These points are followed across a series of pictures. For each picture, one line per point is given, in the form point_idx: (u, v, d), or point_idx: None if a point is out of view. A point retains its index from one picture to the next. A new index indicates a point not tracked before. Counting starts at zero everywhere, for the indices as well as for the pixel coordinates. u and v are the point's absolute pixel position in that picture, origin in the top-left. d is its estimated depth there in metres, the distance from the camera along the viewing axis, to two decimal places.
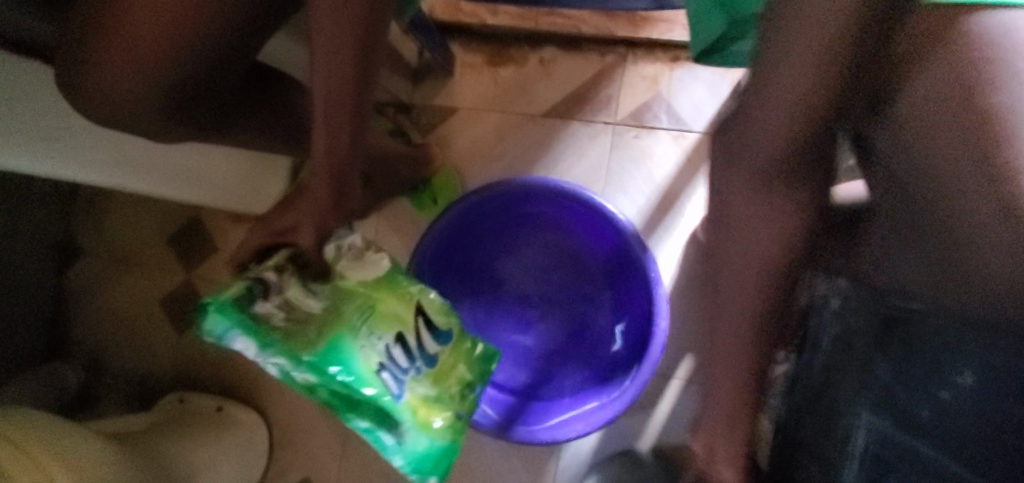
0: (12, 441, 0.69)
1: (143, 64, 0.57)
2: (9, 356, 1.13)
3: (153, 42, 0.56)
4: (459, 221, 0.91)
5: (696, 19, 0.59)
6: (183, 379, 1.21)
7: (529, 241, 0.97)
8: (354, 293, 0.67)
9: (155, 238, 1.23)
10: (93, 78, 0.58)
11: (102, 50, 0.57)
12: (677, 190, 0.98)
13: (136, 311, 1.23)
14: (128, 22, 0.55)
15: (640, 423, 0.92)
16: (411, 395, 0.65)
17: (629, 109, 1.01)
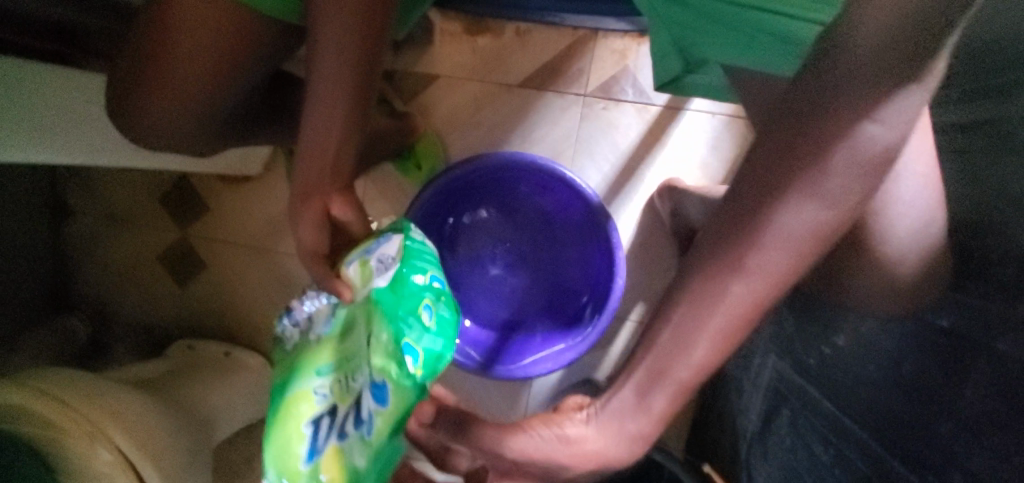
0: (55, 397, 0.72)
1: (179, 98, 0.68)
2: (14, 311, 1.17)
3: (187, 80, 0.67)
4: (442, 190, 1.02)
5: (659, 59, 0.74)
6: (186, 327, 1.29)
7: (506, 206, 1.08)
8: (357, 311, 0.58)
9: (145, 198, 1.27)
10: (138, 109, 0.69)
11: (143, 90, 0.68)
12: (638, 159, 1.09)
13: (134, 266, 1.29)
14: (163, 66, 0.66)
15: (599, 358, 1.09)
16: (326, 457, 0.52)
17: (599, 82, 1.09)
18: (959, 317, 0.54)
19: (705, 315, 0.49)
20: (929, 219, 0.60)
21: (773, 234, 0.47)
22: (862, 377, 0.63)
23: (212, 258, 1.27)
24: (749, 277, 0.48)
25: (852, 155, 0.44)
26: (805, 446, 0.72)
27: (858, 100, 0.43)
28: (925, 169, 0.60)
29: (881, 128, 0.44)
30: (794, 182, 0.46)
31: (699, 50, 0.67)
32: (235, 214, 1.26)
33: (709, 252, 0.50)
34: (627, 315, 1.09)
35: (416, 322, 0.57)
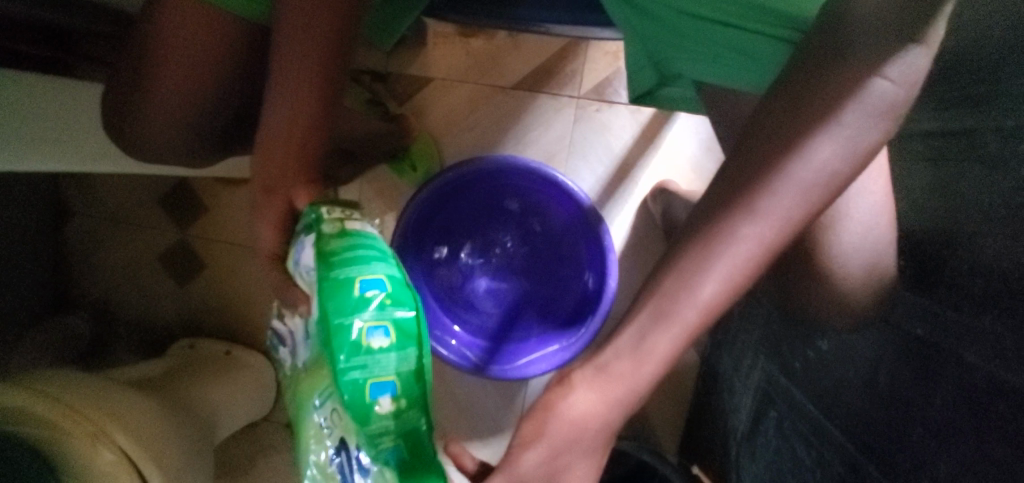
0: (58, 398, 0.74)
1: (172, 109, 0.69)
2: (17, 311, 1.19)
3: (179, 91, 0.68)
4: (437, 194, 1.03)
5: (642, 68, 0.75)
6: (188, 327, 1.31)
7: (502, 206, 1.09)
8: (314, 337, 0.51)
9: (145, 199, 1.28)
10: (139, 125, 0.71)
11: (142, 103, 0.69)
12: (632, 160, 1.09)
13: (134, 267, 1.31)
14: (160, 79, 0.67)
15: None
16: None
17: (592, 84, 1.09)
18: (930, 326, 0.56)
19: (712, 276, 0.50)
20: (874, 244, 0.65)
21: (792, 179, 0.49)
22: (841, 382, 0.66)
23: (212, 259, 1.29)
24: (767, 222, 0.49)
25: (863, 106, 0.48)
26: (790, 446, 0.74)
27: (869, 62, 0.48)
28: (877, 196, 0.65)
29: (889, 84, 0.48)
30: (806, 132, 0.49)
31: (673, 61, 0.68)
32: (234, 215, 1.27)
33: (713, 213, 0.52)
34: (620, 315, 1.10)
35: (367, 353, 0.42)
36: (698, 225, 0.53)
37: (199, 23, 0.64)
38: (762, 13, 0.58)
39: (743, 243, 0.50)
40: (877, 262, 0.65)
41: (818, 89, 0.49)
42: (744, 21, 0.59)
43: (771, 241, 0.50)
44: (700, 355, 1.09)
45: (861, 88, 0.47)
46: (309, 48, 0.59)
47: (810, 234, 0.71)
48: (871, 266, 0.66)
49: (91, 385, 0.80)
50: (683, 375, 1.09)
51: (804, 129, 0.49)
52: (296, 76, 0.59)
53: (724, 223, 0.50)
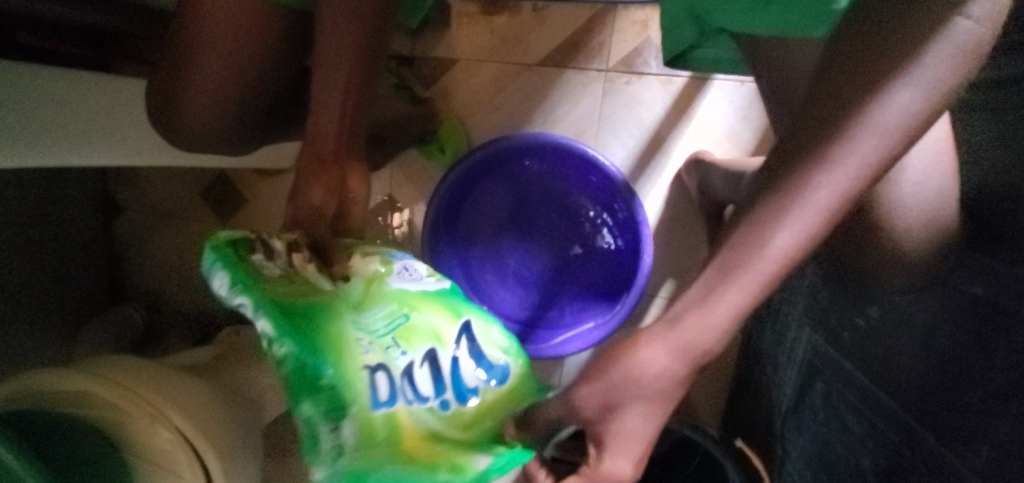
0: (112, 380, 0.77)
1: (205, 99, 0.71)
2: (75, 303, 1.26)
3: (211, 80, 0.70)
4: (465, 175, 1.03)
5: (675, 30, 0.72)
6: (235, 315, 1.36)
7: (533, 183, 1.08)
8: (388, 298, 0.57)
9: (187, 193, 1.33)
10: (178, 117, 0.73)
11: (177, 95, 0.71)
12: (664, 132, 1.06)
13: (180, 258, 1.36)
14: (193, 71, 0.69)
15: (628, 335, 1.10)
16: (402, 419, 0.52)
17: (620, 56, 1.06)
18: (989, 284, 0.53)
19: (785, 226, 0.48)
20: (937, 194, 0.62)
21: (873, 124, 0.46)
22: (894, 349, 0.64)
23: None
24: (847, 171, 0.47)
25: (944, 46, 0.45)
26: (836, 417, 0.72)
27: (943, 0, 0.45)
28: (937, 146, 0.63)
29: (971, 21, 0.45)
30: (889, 75, 0.46)
31: (714, 15, 0.65)
32: (270, 206, 1.30)
33: (790, 169, 0.49)
34: (656, 291, 1.09)
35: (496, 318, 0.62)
36: (773, 182, 0.50)
37: (230, 11, 0.66)
38: None
39: (828, 192, 0.47)
40: (938, 210, 0.62)
41: (889, 31, 0.47)
42: None
43: (852, 190, 0.47)
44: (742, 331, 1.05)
45: (944, 24, 0.45)
46: (336, 29, 0.60)
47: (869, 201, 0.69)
48: (931, 216, 0.63)
49: (144, 368, 0.83)
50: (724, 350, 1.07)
51: (887, 70, 0.46)
52: (328, 59, 0.60)
53: (803, 174, 0.48)
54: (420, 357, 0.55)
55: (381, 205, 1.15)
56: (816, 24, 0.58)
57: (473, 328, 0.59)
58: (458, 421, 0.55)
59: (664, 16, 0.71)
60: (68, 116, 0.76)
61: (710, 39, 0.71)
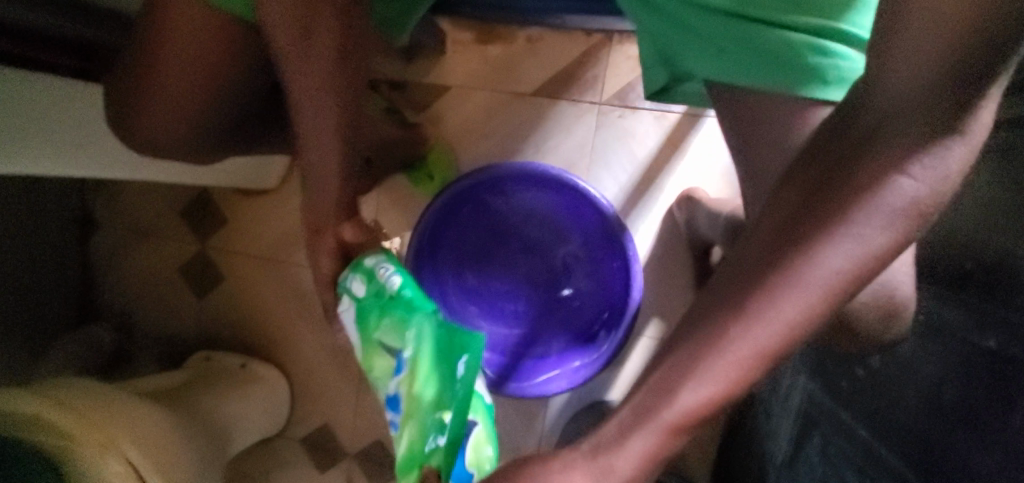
0: (65, 403, 0.71)
1: (171, 106, 0.68)
2: (44, 321, 1.20)
3: (179, 87, 0.67)
4: (444, 212, 1.00)
5: (648, 67, 0.67)
6: (206, 339, 1.29)
7: (510, 234, 1.05)
8: None
9: (166, 211, 1.29)
10: (146, 121, 0.70)
11: (143, 102, 0.68)
12: (657, 167, 1.04)
13: (155, 277, 1.30)
14: (160, 78, 0.66)
15: (614, 376, 1.05)
16: None
17: (614, 89, 1.05)
18: (1006, 337, 0.50)
19: (703, 379, 0.44)
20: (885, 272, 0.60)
21: (803, 279, 0.43)
22: (899, 402, 0.60)
23: (230, 272, 1.27)
24: (765, 329, 0.43)
25: (885, 205, 0.42)
26: (838, 474, 0.67)
27: (895, 151, 0.42)
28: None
29: (915, 183, 0.42)
30: (825, 225, 0.43)
31: (685, 58, 0.61)
32: (252, 226, 1.26)
33: (749, 260, 0.46)
34: (642, 331, 1.05)
35: None
36: (731, 278, 0.47)
37: (203, 16, 0.63)
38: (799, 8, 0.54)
39: (746, 343, 0.44)
40: (886, 288, 0.60)
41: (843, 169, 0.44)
42: (784, 16, 0.55)
43: (769, 345, 0.43)
44: None
45: (882, 187, 0.42)
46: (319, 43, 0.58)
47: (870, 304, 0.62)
48: (880, 294, 0.60)
49: (100, 393, 0.77)
50: None
51: (823, 221, 0.43)
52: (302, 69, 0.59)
53: (731, 314, 0.44)
54: None
55: None
56: (809, 83, 0.56)
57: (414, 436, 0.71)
58: None
59: (641, 51, 0.66)
60: (39, 120, 0.72)
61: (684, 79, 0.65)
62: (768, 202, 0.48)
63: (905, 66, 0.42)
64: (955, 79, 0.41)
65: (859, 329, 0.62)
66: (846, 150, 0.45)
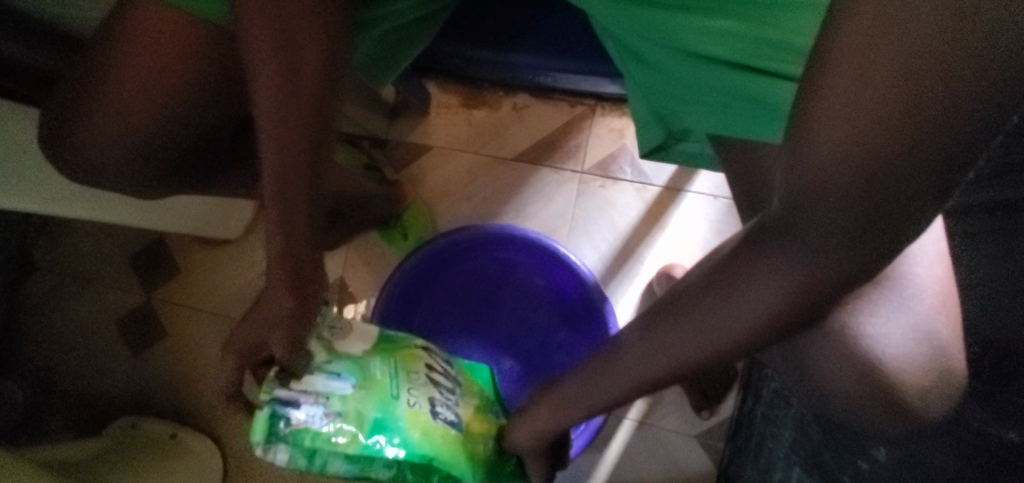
0: None
1: (124, 134, 0.63)
2: None
3: (136, 113, 0.62)
4: (417, 274, 0.95)
5: (641, 125, 0.66)
6: (135, 403, 1.14)
7: (489, 297, 1.00)
8: (369, 357, 0.64)
9: (111, 257, 1.17)
10: (93, 136, 0.63)
11: (92, 127, 0.63)
12: (637, 240, 1.02)
13: (88, 329, 1.17)
14: (114, 103, 0.62)
15: (593, 461, 0.95)
16: (461, 407, 0.67)
17: (596, 160, 1.05)
18: None
19: (608, 389, 0.59)
20: (917, 307, 0.56)
21: (715, 337, 0.51)
22: None
23: (177, 329, 1.14)
24: (668, 363, 0.54)
25: (778, 295, 0.47)
26: None
27: (811, 243, 0.43)
28: (933, 258, 0.57)
29: (802, 283, 0.45)
30: (730, 299, 0.49)
31: (680, 116, 0.61)
32: (205, 279, 1.14)
33: (683, 312, 0.53)
34: (625, 412, 0.96)
35: (426, 433, 0.61)
36: (668, 314, 0.54)
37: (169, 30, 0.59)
38: (775, 48, 0.52)
39: (637, 364, 0.56)
40: (927, 324, 0.56)
41: (757, 248, 0.47)
42: (778, 65, 0.52)
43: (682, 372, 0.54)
44: (717, 464, 0.94)
45: (775, 279, 0.46)
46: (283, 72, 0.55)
47: (916, 343, 0.56)
48: (920, 336, 0.56)
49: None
50: None
51: (733, 289, 0.49)
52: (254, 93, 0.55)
53: (660, 359, 0.54)
54: (427, 375, 0.67)
55: (333, 286, 1.06)
56: (767, 123, 0.55)
57: (417, 425, 0.60)
58: (474, 415, 0.69)
59: (633, 108, 0.66)
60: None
61: (676, 141, 0.65)
62: (720, 252, 0.54)
63: (838, 140, 0.40)
64: (944, 125, 0.37)
65: (906, 397, 0.56)
66: (761, 241, 0.47)
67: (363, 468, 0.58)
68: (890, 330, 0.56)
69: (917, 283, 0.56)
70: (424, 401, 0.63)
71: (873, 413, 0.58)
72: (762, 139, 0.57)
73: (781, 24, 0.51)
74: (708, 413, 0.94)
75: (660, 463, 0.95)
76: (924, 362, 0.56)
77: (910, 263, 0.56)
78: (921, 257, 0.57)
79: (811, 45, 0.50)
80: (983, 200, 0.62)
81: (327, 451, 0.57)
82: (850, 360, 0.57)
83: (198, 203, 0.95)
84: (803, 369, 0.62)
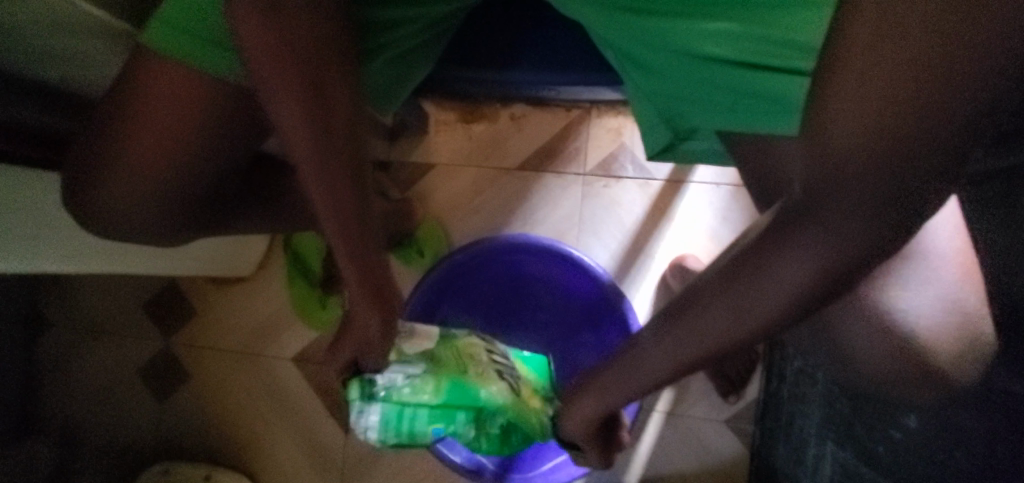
0: None
1: (145, 190, 0.64)
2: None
3: (156, 169, 0.63)
4: (436, 290, 0.96)
5: (647, 129, 0.67)
6: (167, 448, 1.14)
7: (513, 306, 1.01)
8: (438, 347, 0.69)
9: (126, 306, 1.18)
10: (116, 194, 0.65)
11: (114, 187, 0.64)
12: (646, 234, 1.04)
13: (111, 379, 1.17)
14: (134, 161, 0.63)
15: (626, 456, 0.97)
16: (520, 385, 0.71)
17: (597, 161, 1.07)
18: None
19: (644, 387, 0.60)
20: (941, 278, 0.57)
21: (744, 327, 0.53)
22: None
23: (200, 370, 1.15)
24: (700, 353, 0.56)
25: (802, 279, 0.49)
26: None
27: (825, 225, 0.46)
28: (951, 230, 0.58)
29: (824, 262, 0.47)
30: (753, 291, 0.51)
31: (689, 116, 0.63)
32: (222, 319, 1.15)
33: (707, 307, 0.54)
34: (653, 404, 0.97)
35: (491, 404, 0.67)
36: (692, 308, 0.56)
37: (180, 83, 0.59)
38: (780, 45, 0.54)
39: (669, 359, 0.57)
40: (952, 294, 0.58)
41: (777, 235, 0.49)
42: (788, 62, 0.54)
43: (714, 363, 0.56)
44: (748, 446, 0.96)
45: (800, 266, 0.48)
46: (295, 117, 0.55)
47: (946, 315, 0.58)
48: (947, 305, 0.58)
49: None
50: (732, 468, 0.96)
51: (753, 280, 0.51)
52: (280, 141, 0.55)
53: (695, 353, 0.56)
54: (490, 358, 0.70)
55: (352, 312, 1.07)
56: (780, 117, 0.57)
57: (484, 397, 0.67)
58: (533, 393, 0.71)
59: (638, 113, 0.67)
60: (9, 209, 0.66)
61: (683, 141, 0.66)
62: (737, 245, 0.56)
63: (846, 132, 0.42)
64: (952, 110, 0.39)
65: (939, 365, 0.58)
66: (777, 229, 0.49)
67: (444, 424, 0.67)
68: (918, 305, 0.58)
69: (939, 255, 0.57)
70: (488, 378, 0.68)
71: (900, 382, 0.60)
72: (777, 132, 0.58)
73: (782, 22, 0.53)
74: (735, 397, 0.96)
75: (692, 450, 0.97)
76: (951, 330, 0.58)
77: (929, 238, 0.57)
78: (937, 229, 0.58)
79: (821, 43, 0.52)
80: (992, 166, 0.65)
81: (414, 410, 0.66)
82: (883, 339, 0.59)
83: (212, 245, 0.96)
84: (827, 348, 0.64)
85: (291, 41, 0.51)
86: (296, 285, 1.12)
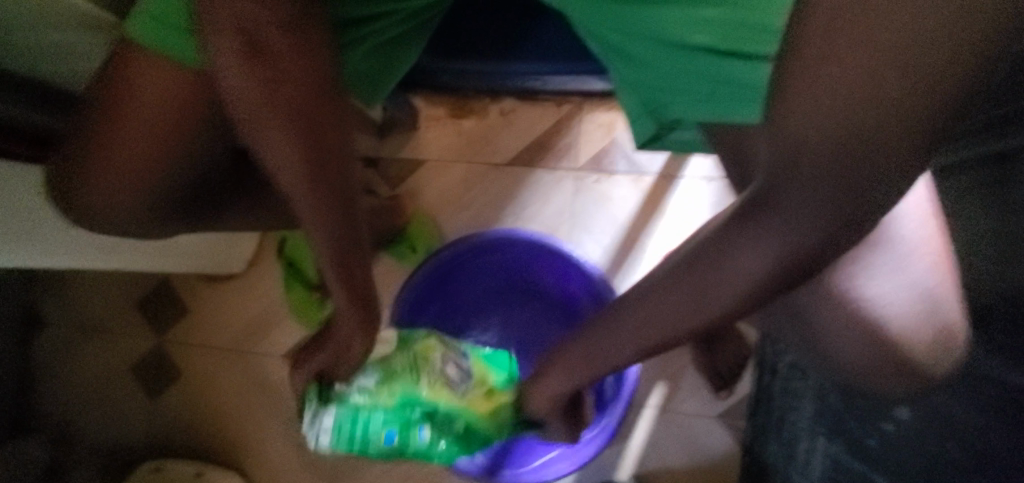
0: None
1: (127, 181, 0.64)
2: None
3: (138, 159, 0.63)
4: (428, 286, 0.95)
5: (633, 120, 0.66)
6: (158, 446, 1.14)
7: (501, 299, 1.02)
8: (393, 356, 0.67)
9: (118, 304, 1.17)
10: (98, 185, 0.64)
11: (96, 179, 0.64)
12: (638, 229, 1.03)
13: (102, 378, 1.16)
14: (115, 152, 0.63)
15: (618, 453, 0.96)
16: (475, 390, 0.68)
17: (589, 156, 1.06)
18: None
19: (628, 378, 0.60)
20: (911, 268, 0.57)
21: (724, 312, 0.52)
22: None
23: (191, 368, 1.14)
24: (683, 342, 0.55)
25: (782, 261, 0.48)
26: None
27: (798, 206, 0.46)
28: (921, 219, 0.58)
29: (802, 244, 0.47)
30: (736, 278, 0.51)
31: (670, 107, 0.62)
32: (212, 316, 1.15)
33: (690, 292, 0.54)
34: (645, 400, 0.97)
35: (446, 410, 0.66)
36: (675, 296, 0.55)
37: (160, 72, 0.59)
38: (749, 29, 0.53)
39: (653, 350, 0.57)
40: (922, 283, 0.58)
41: (759, 220, 0.48)
42: (753, 47, 0.54)
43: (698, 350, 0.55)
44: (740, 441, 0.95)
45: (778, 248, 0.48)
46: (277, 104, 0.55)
47: (920, 303, 0.58)
48: (917, 296, 0.58)
49: None
50: (725, 464, 0.94)
51: (735, 265, 0.51)
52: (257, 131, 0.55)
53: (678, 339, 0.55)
54: (443, 366, 0.67)
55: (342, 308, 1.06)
56: (745, 104, 0.55)
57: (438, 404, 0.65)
58: (491, 394, 0.68)
59: (624, 104, 0.66)
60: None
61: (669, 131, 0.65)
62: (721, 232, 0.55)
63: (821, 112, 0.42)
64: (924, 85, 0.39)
65: (916, 355, 0.58)
66: (756, 212, 0.48)
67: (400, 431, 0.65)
68: (892, 293, 0.58)
69: (907, 244, 0.57)
70: (440, 386, 0.65)
71: (888, 372, 0.59)
72: (742, 120, 0.56)
73: (755, 6, 0.53)
74: (726, 393, 0.95)
75: (684, 447, 0.96)
76: (919, 322, 0.58)
77: (900, 225, 0.58)
78: (916, 214, 0.58)
79: (783, 26, 0.52)
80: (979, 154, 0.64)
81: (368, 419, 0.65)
82: (858, 328, 0.59)
83: (200, 240, 0.95)
84: (814, 338, 0.63)
85: (270, 30, 0.52)
86: (292, 291, 1.10)
